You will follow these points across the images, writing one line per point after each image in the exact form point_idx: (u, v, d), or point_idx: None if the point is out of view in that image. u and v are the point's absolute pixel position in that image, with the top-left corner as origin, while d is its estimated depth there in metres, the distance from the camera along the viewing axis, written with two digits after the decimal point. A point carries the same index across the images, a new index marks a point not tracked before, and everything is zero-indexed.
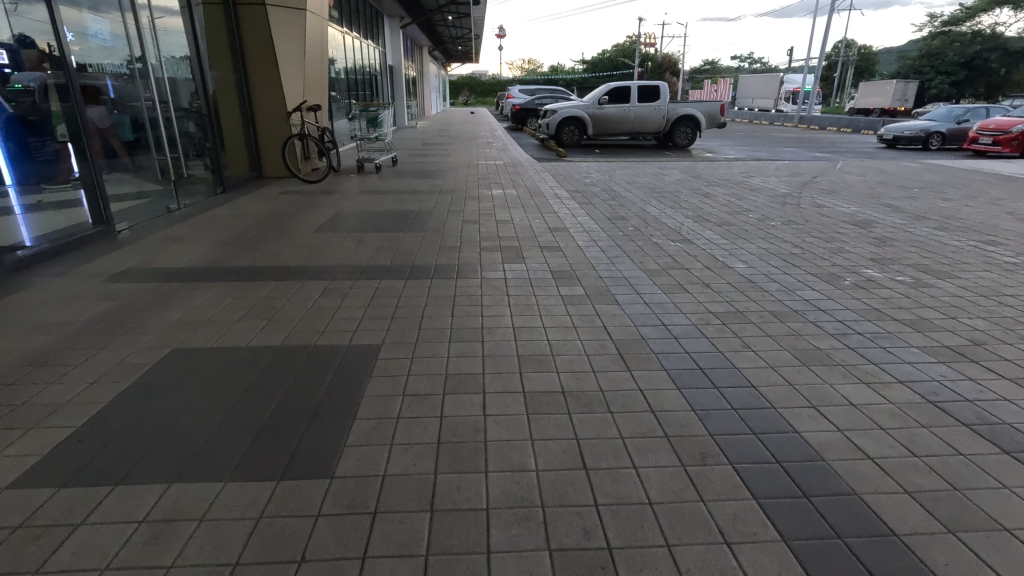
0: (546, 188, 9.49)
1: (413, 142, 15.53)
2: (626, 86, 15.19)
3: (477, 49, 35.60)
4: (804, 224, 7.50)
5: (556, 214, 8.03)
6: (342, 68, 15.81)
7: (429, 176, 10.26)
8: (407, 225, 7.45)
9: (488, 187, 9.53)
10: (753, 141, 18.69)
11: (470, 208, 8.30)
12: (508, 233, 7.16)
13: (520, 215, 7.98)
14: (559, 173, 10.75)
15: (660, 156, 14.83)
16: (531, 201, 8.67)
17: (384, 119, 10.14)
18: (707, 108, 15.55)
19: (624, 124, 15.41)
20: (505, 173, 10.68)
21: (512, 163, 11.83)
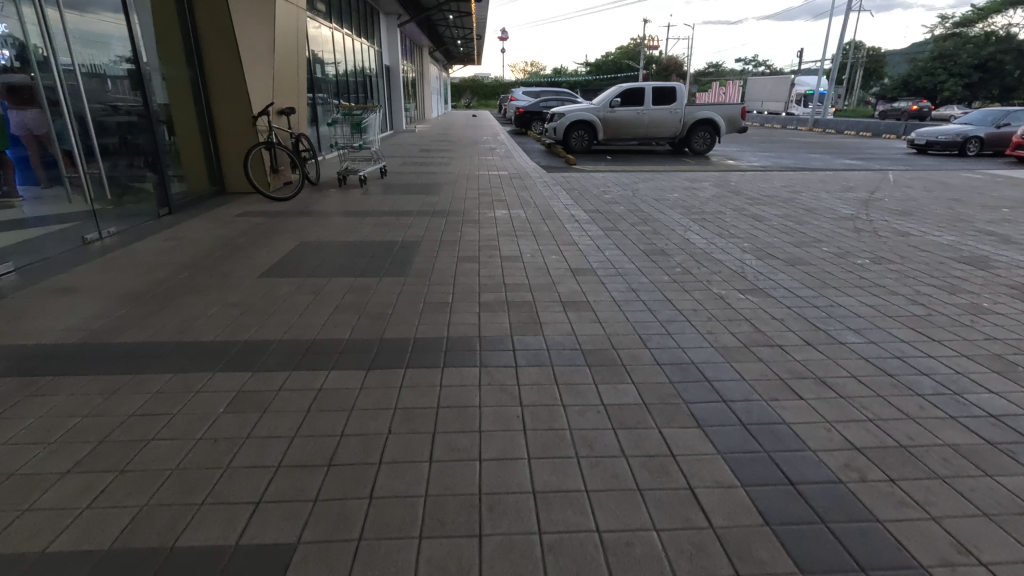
0: (560, 208, 8.39)
1: (408, 149, 14.38)
2: (639, 87, 14.09)
3: (478, 51, 34.56)
4: (866, 260, 6.49)
5: (573, 244, 6.99)
6: (333, 69, 14.72)
7: (428, 192, 9.19)
8: (407, 261, 6.44)
9: (495, 207, 8.44)
10: (774, 146, 17.58)
11: (475, 236, 7.25)
12: (523, 274, 6.14)
13: (533, 246, 6.92)
14: (574, 187, 9.65)
15: (679, 162, 13.73)
16: (538, 227, 7.61)
17: (371, 125, 9.03)
18: (726, 110, 14.46)
19: (638, 128, 14.29)
20: (510, 188, 9.56)
21: (516, 174, 10.70)
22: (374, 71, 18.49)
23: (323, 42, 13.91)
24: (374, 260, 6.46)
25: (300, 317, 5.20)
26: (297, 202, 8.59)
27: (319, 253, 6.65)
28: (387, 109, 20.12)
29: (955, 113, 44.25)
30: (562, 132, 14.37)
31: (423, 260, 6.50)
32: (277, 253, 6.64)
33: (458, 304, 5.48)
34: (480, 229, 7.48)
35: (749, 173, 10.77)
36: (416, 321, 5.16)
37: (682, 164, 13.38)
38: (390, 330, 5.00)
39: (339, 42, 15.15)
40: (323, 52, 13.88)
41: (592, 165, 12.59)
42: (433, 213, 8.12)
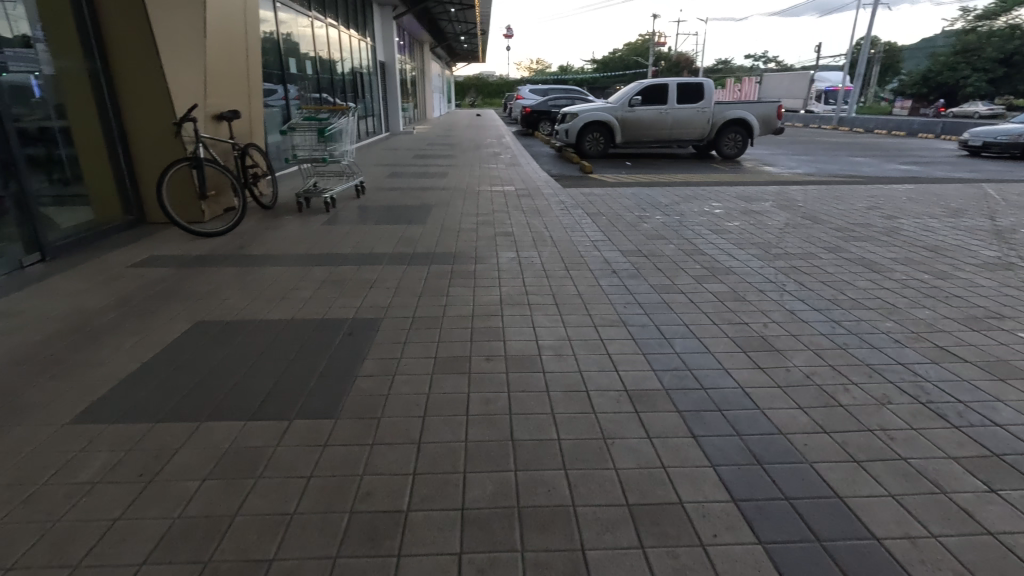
0: (582, 244, 6.84)
1: (400, 154, 12.77)
2: (662, 83, 12.49)
3: (481, 48, 32.95)
4: (1015, 330, 4.82)
5: (604, 301, 5.43)
6: (314, 64, 13.13)
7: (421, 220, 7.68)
8: (387, 329, 4.87)
9: (503, 242, 6.92)
10: (807, 149, 15.95)
11: (479, 289, 5.70)
12: (542, 348, 4.61)
13: (552, 305, 5.36)
14: (596, 210, 8.09)
15: (709, 169, 12.13)
16: (551, 275, 6.01)
17: (339, 131, 7.49)
18: (760, 109, 12.85)
19: (661, 129, 12.69)
20: (519, 212, 8.00)
21: (524, 191, 9.13)
22: (367, 69, 16.96)
23: (301, 36, 12.36)
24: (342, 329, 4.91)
25: (216, 460, 3.34)
26: (266, 240, 7.03)
27: (276, 314, 5.12)
28: (381, 110, 18.54)
29: (978, 110, 42.39)
30: (575, 135, 12.80)
31: (409, 326, 4.95)
32: (225, 313, 5.12)
33: (452, 402, 3.88)
34: (486, 278, 5.94)
35: (801, 186, 9.20)
36: (385, 437, 3.51)
37: (713, 171, 11.77)
38: (348, 452, 3.43)
39: (322, 36, 13.58)
40: (302, 46, 12.32)
41: (612, 172, 11.01)
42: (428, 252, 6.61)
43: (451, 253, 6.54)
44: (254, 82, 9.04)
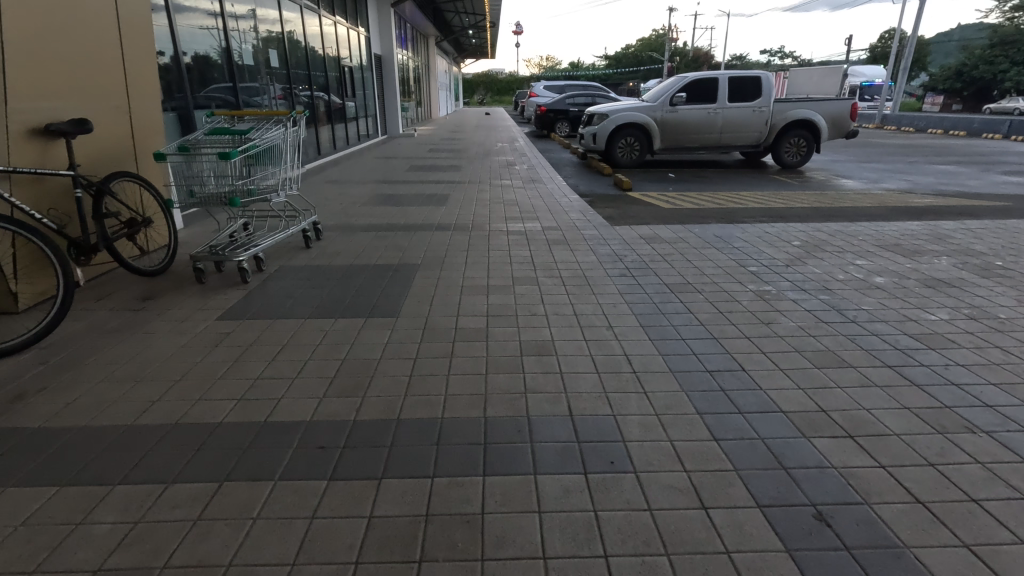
0: (638, 337, 5.11)
1: (398, 161, 10.68)
2: (710, 77, 10.31)
3: (492, 40, 30.62)
4: None
5: (690, 470, 3.63)
6: (292, 56, 10.91)
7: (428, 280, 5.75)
8: (325, 535, 3.15)
9: (542, 338, 5.09)
10: (870, 152, 13.70)
11: (505, 432, 3.94)
12: (569, 557, 2.99)
13: (615, 471, 3.61)
14: (660, 275, 6.23)
15: (775, 182, 9.95)
16: (610, 400, 4.31)
17: (267, 149, 5.57)
18: (830, 108, 10.59)
19: (709, 133, 10.54)
20: (553, 276, 6.11)
21: (558, 235, 7.11)
22: (361, 65, 14.84)
23: (269, 24, 10.16)
24: (256, 521, 3.21)
25: None
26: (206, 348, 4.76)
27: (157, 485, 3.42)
28: (377, 111, 16.34)
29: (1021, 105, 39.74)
30: (606, 141, 10.63)
31: (385, 524, 3.22)
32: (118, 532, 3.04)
33: None
34: (513, 414, 4.11)
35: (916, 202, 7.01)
36: None
37: (780, 183, 9.59)
38: None
39: (300, 23, 11.31)
40: (275, 41, 10.20)
41: (658, 189, 8.86)
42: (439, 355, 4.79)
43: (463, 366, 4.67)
44: (130, 79, 6.80)
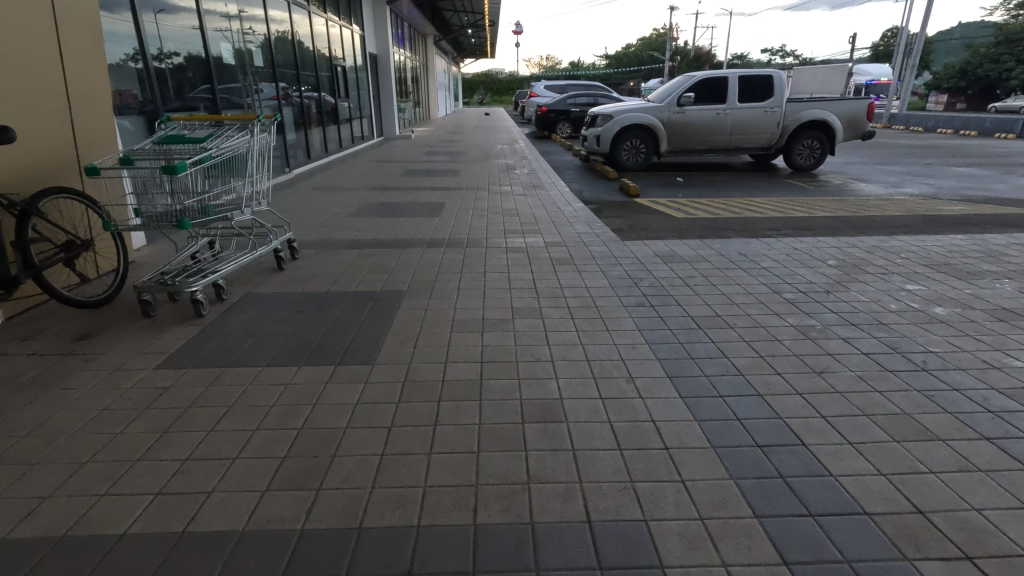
0: (669, 259, 3.85)
1: (392, 165, 10.14)
2: (719, 76, 9.85)
3: (492, 41, 30.14)
4: None
5: (739, 328, 2.72)
6: (302, 60, 10.43)
7: (396, 229, 4.90)
8: (307, 371, 2.31)
9: (529, 249, 4.12)
10: (883, 155, 13.21)
11: (493, 314, 2.88)
12: (716, 511, 1.54)
13: (632, 333, 2.66)
14: (693, 243, 4.25)
15: (788, 185, 9.45)
16: (618, 288, 3.27)
17: (241, 160, 3.32)
18: (846, 108, 10.04)
19: (718, 135, 10.05)
20: (548, 225, 4.94)
21: (536, 204, 6.12)
22: (359, 66, 14.34)
23: (283, 29, 9.73)
24: (137, 466, 1.74)
25: None
26: None
27: None
28: (373, 112, 15.80)
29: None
30: (611, 143, 10.12)
31: (358, 357, 2.42)
32: None
33: None
34: (496, 289, 3.27)
35: (947, 208, 6.52)
36: None
37: (795, 187, 9.08)
38: None
39: (308, 25, 10.84)
40: (289, 45, 9.80)
41: (666, 193, 8.32)
42: (410, 252, 4.08)
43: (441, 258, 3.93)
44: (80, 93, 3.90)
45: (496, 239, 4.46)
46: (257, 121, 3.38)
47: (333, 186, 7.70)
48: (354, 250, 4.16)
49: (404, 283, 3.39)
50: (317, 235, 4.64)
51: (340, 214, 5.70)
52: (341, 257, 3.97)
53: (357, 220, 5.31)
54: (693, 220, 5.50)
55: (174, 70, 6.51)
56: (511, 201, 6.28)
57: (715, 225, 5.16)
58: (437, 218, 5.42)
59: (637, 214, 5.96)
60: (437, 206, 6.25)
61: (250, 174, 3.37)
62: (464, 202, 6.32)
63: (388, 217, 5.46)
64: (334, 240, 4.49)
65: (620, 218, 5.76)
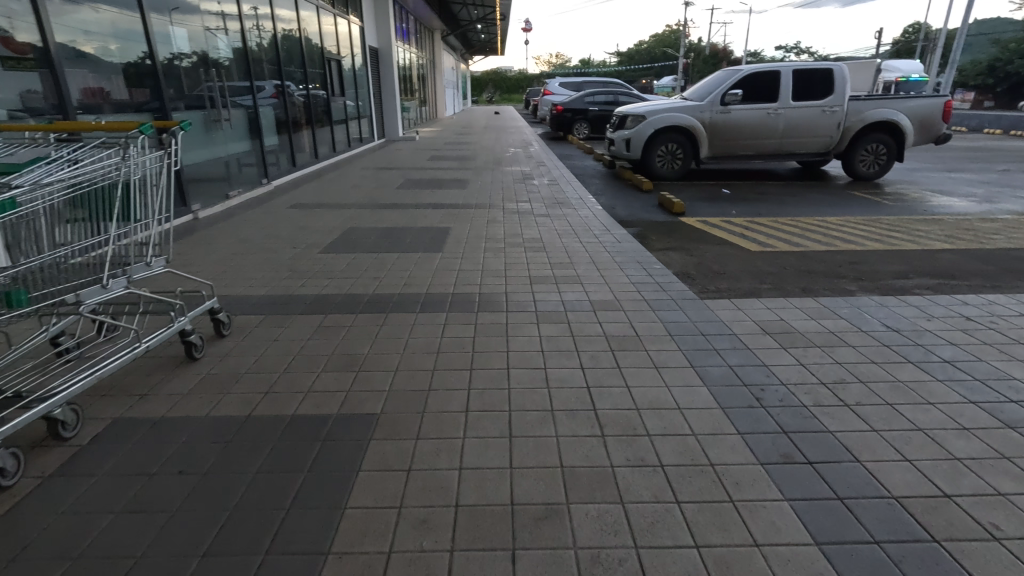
0: (786, 340, 2.54)
1: (391, 173, 8.86)
2: (770, 71, 8.49)
3: (502, 38, 28.78)
4: None
5: (1005, 538, 1.42)
6: (302, 55, 9.21)
7: (381, 273, 3.60)
8: None
9: (570, 318, 2.81)
10: (944, 158, 11.74)
11: (534, 488, 1.59)
12: None
13: (810, 559, 1.36)
14: (806, 306, 2.95)
15: (853, 197, 8.06)
16: (731, 412, 1.98)
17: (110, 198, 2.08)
18: (917, 107, 8.64)
19: (768, 139, 8.68)
20: (589, 270, 3.62)
21: (568, 232, 4.79)
22: (361, 63, 13.08)
23: (283, 19, 8.53)
24: None
25: None
26: None
27: None
28: (375, 113, 14.54)
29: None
30: (643, 147, 8.78)
31: None
32: None
33: None
34: (530, 413, 1.97)
35: None
36: None
37: (864, 199, 7.68)
38: None
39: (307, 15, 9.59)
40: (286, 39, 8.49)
41: (714, 208, 6.98)
42: (395, 322, 2.78)
43: (442, 333, 2.62)
44: None
45: (520, 294, 3.16)
46: (138, 132, 2.10)
47: (317, 201, 6.44)
48: (315, 317, 2.88)
49: (380, 395, 2.09)
50: (272, 286, 3.36)
51: (312, 244, 4.42)
52: (294, 330, 2.70)
53: (332, 256, 4.02)
54: (777, 258, 4.16)
55: (162, 71, 5.41)
56: (534, 228, 4.97)
57: (812, 266, 3.83)
58: (438, 253, 4.12)
59: (697, 246, 4.64)
60: (439, 231, 4.94)
61: (116, 218, 2.08)
62: (474, 227, 5.00)
63: (374, 251, 4.16)
64: (293, 295, 3.21)
65: (676, 251, 4.44)
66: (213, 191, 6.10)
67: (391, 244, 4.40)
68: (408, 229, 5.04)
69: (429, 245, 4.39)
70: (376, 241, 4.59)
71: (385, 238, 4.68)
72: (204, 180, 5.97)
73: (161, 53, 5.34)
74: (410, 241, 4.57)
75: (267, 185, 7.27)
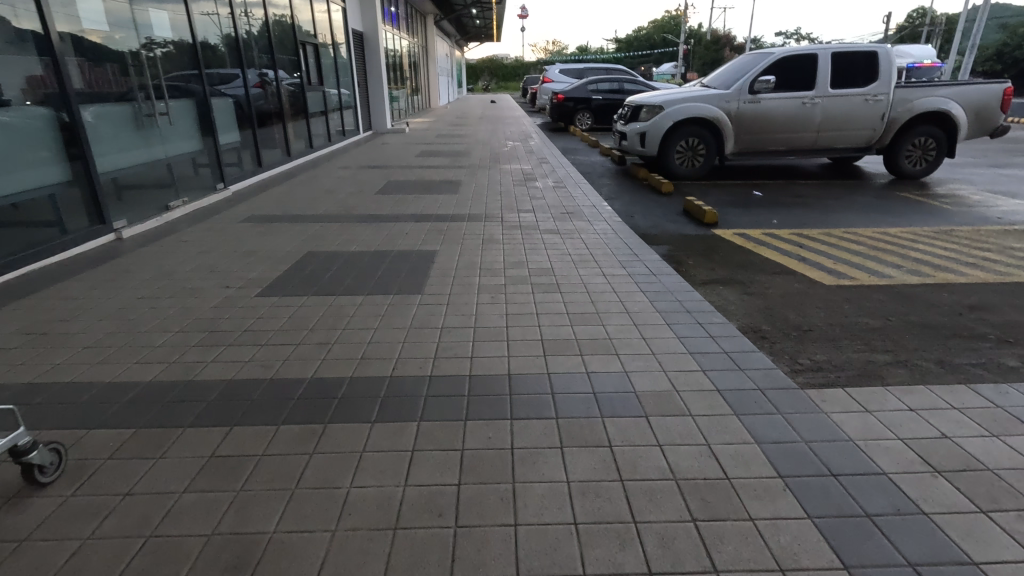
0: (980, 494, 1.54)
1: (373, 172, 7.77)
2: (807, 55, 7.41)
3: (499, 22, 27.44)
4: None
5: None
6: (274, 38, 8.07)
7: (334, 334, 2.57)
8: None
9: (612, 437, 1.79)
10: (986, 150, 10.67)
11: None
12: None
13: None
14: (970, 408, 1.93)
15: (903, 198, 7.02)
16: (823, 523, 1.45)
17: None
18: (972, 96, 7.58)
19: (802, 132, 7.62)
20: (625, 328, 2.60)
21: (586, 258, 3.76)
22: (345, 47, 11.86)
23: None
24: None
25: None
26: None
27: None
28: (362, 103, 13.39)
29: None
30: (660, 143, 7.71)
31: None
32: None
33: None
34: (537, 530, 1.42)
35: None
36: None
37: (918, 202, 6.65)
38: None
39: None
40: (255, 20, 7.34)
41: (749, 214, 5.94)
42: (331, 448, 1.74)
43: (405, 482, 1.59)
44: None
45: (532, 380, 2.13)
46: None
47: (280, 209, 5.39)
48: (215, 430, 1.84)
49: None
50: (173, 359, 2.34)
51: (253, 277, 3.38)
52: (165, 472, 1.64)
53: (274, 301, 2.98)
54: (867, 299, 3.14)
55: (87, 53, 4.27)
56: (542, 252, 3.93)
57: (925, 316, 2.82)
58: (419, 294, 3.10)
59: (753, 277, 3.62)
60: (422, 255, 3.92)
61: None
62: (466, 250, 3.97)
63: (332, 291, 3.14)
64: (196, 380, 2.17)
65: (728, 286, 3.43)
66: (151, 200, 5.03)
67: (359, 278, 3.38)
68: (384, 252, 4.01)
69: (406, 279, 3.35)
70: (340, 271, 3.57)
71: (352, 268, 3.65)
72: (138, 187, 4.92)
73: (55, 28, 3.94)
74: (384, 271, 3.55)
75: (225, 189, 6.21)
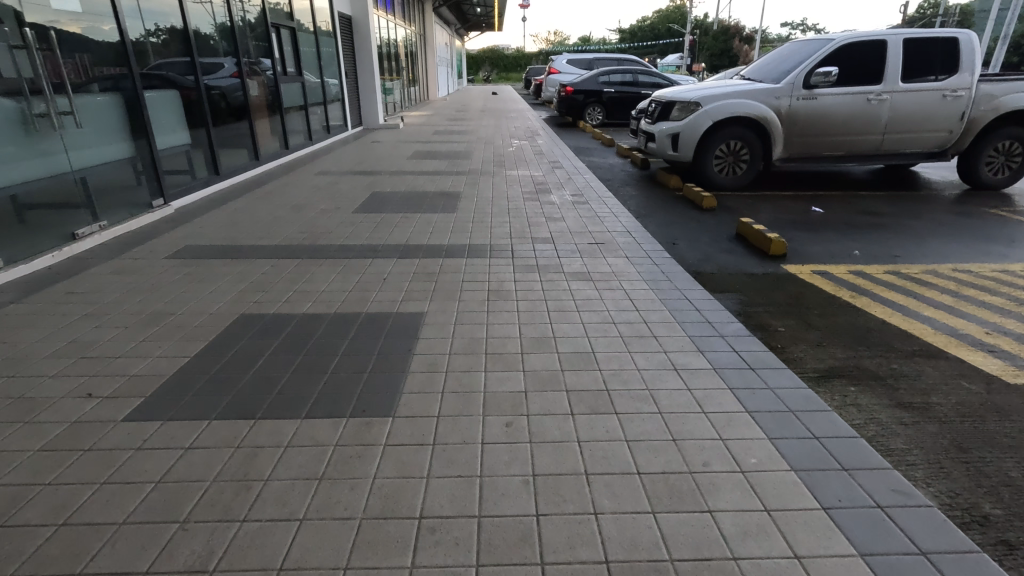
0: None
1: (356, 178, 6.58)
2: (874, 42, 6.20)
3: (501, 11, 26.06)
4: None
5: None
6: (242, 19, 6.84)
7: (219, 545, 1.40)
8: None
9: None
10: None
11: None
12: None
13: None
14: None
15: (990, 215, 5.85)
16: None
17: None
18: None
19: (866, 134, 6.41)
20: (754, 526, 1.44)
21: (641, 332, 2.57)
22: (331, 32, 10.49)
23: None
24: None
25: None
26: None
27: None
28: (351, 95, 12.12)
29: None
30: (696, 146, 6.51)
31: None
32: None
33: None
34: None
35: None
36: None
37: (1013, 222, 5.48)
38: None
39: None
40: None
41: (818, 239, 4.77)
42: None
43: None
44: None
45: None
46: None
47: (227, 236, 4.20)
48: None
49: None
50: None
51: (140, 376, 2.20)
52: None
53: (149, 438, 1.82)
54: None
55: None
56: (575, 319, 2.74)
57: None
58: (388, 421, 1.91)
59: (893, 366, 2.43)
60: (402, 319, 2.74)
61: None
62: (465, 314, 2.78)
63: (253, 409, 1.97)
64: None
65: (859, 387, 2.27)
66: (50, 227, 3.80)
67: (301, 377, 2.20)
68: (348, 314, 2.81)
69: (373, 378, 2.19)
70: (276, 354, 2.38)
71: (295, 347, 2.46)
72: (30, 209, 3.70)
73: None
74: (342, 356, 2.37)
75: (166, 207, 4.99)
